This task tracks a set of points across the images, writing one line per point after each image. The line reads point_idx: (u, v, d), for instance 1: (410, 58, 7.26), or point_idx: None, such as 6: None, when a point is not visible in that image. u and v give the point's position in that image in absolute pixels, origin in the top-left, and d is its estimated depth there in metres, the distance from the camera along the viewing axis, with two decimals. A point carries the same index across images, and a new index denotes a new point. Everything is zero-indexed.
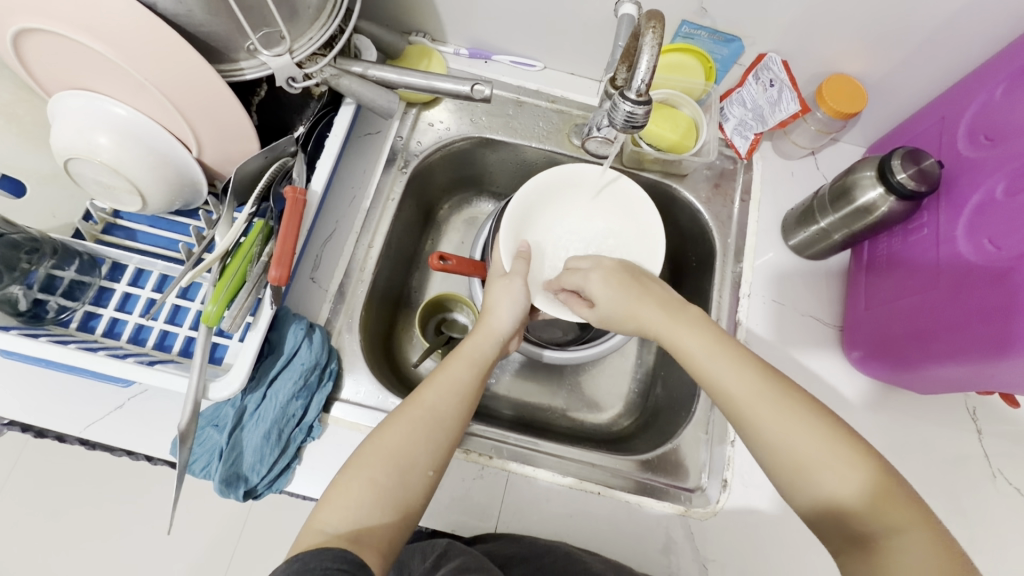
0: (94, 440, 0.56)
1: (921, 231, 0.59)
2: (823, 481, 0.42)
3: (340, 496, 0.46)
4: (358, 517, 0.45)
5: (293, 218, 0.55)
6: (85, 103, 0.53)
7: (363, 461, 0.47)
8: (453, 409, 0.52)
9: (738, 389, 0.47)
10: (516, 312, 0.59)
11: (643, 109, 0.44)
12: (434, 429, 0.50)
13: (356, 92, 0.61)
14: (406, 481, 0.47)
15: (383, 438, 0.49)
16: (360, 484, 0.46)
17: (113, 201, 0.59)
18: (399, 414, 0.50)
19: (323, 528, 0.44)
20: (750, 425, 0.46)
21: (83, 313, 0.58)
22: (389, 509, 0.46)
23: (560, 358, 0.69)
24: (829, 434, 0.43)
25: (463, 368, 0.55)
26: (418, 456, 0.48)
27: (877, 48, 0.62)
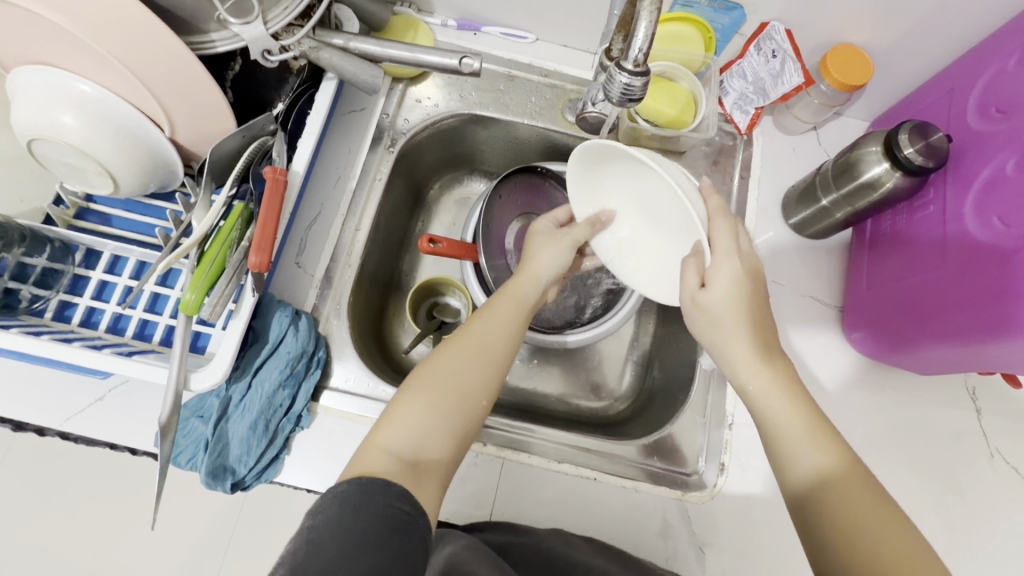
0: (76, 434, 0.55)
1: (927, 208, 0.57)
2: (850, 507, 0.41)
3: (404, 420, 0.45)
4: (419, 442, 0.45)
5: (274, 200, 0.52)
6: (44, 78, 0.49)
7: (420, 384, 0.47)
8: (509, 344, 0.52)
9: (762, 396, 0.46)
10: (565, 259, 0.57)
11: (640, 81, 0.41)
12: (490, 361, 0.50)
13: (337, 66, 0.57)
14: (466, 409, 0.47)
15: (441, 364, 0.48)
16: (418, 410, 0.46)
17: (84, 184, 0.56)
18: (455, 343, 0.50)
19: (385, 447, 0.44)
20: (751, 392, 0.47)
21: (58, 303, 0.56)
22: (448, 440, 0.46)
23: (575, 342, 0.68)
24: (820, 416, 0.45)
25: (515, 300, 0.54)
26: (475, 387, 0.48)
27: (885, 17, 0.59)
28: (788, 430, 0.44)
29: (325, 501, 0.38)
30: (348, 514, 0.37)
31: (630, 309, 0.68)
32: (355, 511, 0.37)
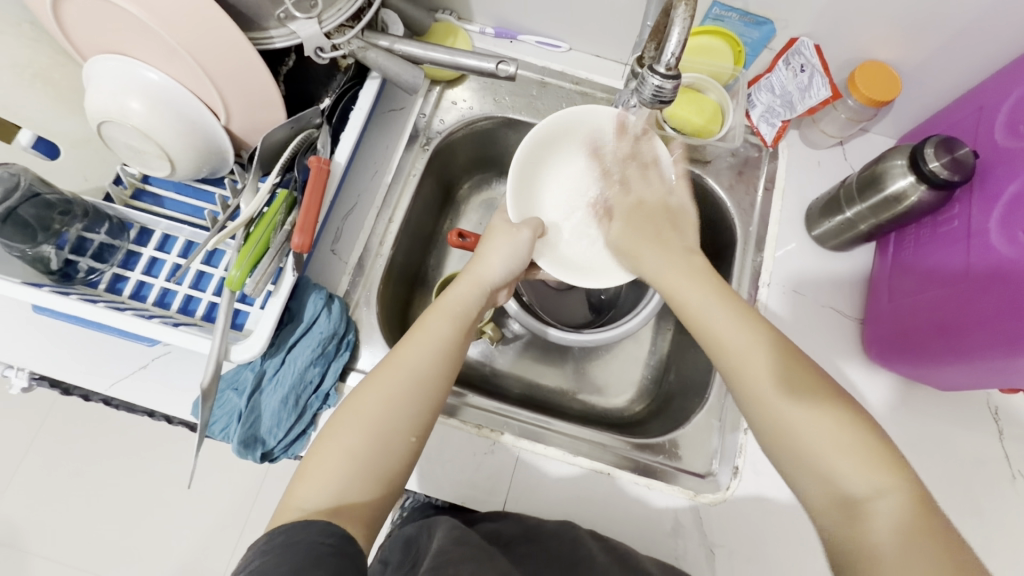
0: (120, 399, 0.58)
1: (952, 223, 0.57)
2: (836, 464, 0.41)
3: (317, 474, 0.45)
4: (338, 491, 0.45)
5: (317, 187, 0.56)
6: (116, 66, 0.53)
7: (340, 429, 0.47)
8: (440, 367, 0.51)
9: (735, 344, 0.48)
10: (509, 263, 0.57)
11: (671, 84, 0.43)
12: (412, 387, 0.49)
13: (381, 65, 0.60)
14: (388, 448, 0.47)
15: (359, 401, 0.48)
16: (334, 453, 0.46)
17: (143, 166, 0.60)
18: (379, 375, 0.50)
19: (301, 504, 0.44)
20: (711, 333, 0.50)
21: (111, 275, 0.59)
22: (370, 484, 0.46)
23: (562, 338, 0.69)
24: (835, 409, 0.44)
25: (450, 321, 0.54)
26: (398, 421, 0.48)
27: (915, 35, 0.60)
28: (756, 378, 0.46)
29: (249, 558, 0.38)
30: (271, 557, 0.37)
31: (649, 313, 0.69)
32: (278, 551, 0.37)
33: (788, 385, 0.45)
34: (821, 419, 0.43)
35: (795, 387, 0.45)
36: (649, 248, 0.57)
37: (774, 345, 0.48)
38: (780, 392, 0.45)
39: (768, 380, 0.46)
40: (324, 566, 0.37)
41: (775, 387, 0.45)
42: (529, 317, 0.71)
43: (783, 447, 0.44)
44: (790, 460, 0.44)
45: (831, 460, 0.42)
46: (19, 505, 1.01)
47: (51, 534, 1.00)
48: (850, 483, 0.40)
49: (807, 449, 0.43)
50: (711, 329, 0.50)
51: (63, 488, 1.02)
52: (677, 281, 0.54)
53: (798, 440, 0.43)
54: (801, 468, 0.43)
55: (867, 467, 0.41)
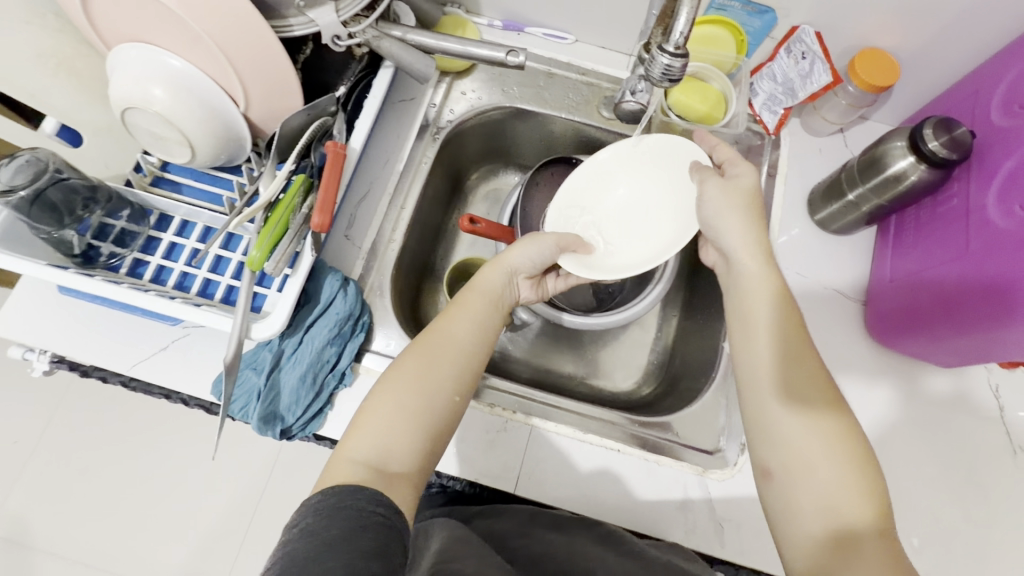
0: (140, 379, 0.59)
1: (951, 201, 0.59)
2: (825, 494, 0.44)
3: (367, 428, 0.46)
4: (387, 454, 0.45)
5: (334, 171, 0.57)
6: (139, 54, 0.55)
7: (383, 395, 0.48)
8: (470, 354, 0.53)
9: (763, 366, 0.50)
10: (538, 256, 0.58)
11: (680, 62, 0.44)
12: (449, 368, 0.51)
13: (395, 54, 0.62)
14: (431, 420, 0.48)
15: (406, 368, 0.50)
16: (386, 413, 0.47)
17: (164, 153, 0.61)
18: (416, 351, 0.51)
19: (352, 458, 0.45)
20: (745, 348, 0.52)
21: (132, 260, 0.61)
22: (417, 454, 0.47)
23: (578, 323, 0.72)
24: (850, 449, 0.46)
25: (487, 296, 0.57)
26: (440, 396, 0.49)
27: (912, 22, 0.62)
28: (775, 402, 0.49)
29: (300, 514, 0.39)
30: (321, 518, 0.38)
31: (655, 297, 0.72)
32: (327, 514, 0.39)
33: (808, 412, 0.47)
34: (839, 467, 0.45)
35: (820, 422, 0.47)
36: (736, 218, 0.55)
37: (812, 386, 0.49)
38: (795, 417, 0.48)
39: (793, 408, 0.48)
40: (373, 534, 0.38)
41: (796, 412, 0.48)
42: (541, 303, 0.73)
43: (786, 476, 0.47)
44: (785, 483, 0.47)
45: (827, 500, 0.44)
46: (32, 497, 1.02)
47: (63, 527, 1.01)
48: (841, 513, 0.43)
49: (807, 485, 0.45)
50: (749, 348, 0.52)
51: (76, 481, 1.03)
52: (750, 301, 0.53)
53: (797, 463, 0.46)
54: (792, 492, 0.46)
55: (862, 505, 0.44)
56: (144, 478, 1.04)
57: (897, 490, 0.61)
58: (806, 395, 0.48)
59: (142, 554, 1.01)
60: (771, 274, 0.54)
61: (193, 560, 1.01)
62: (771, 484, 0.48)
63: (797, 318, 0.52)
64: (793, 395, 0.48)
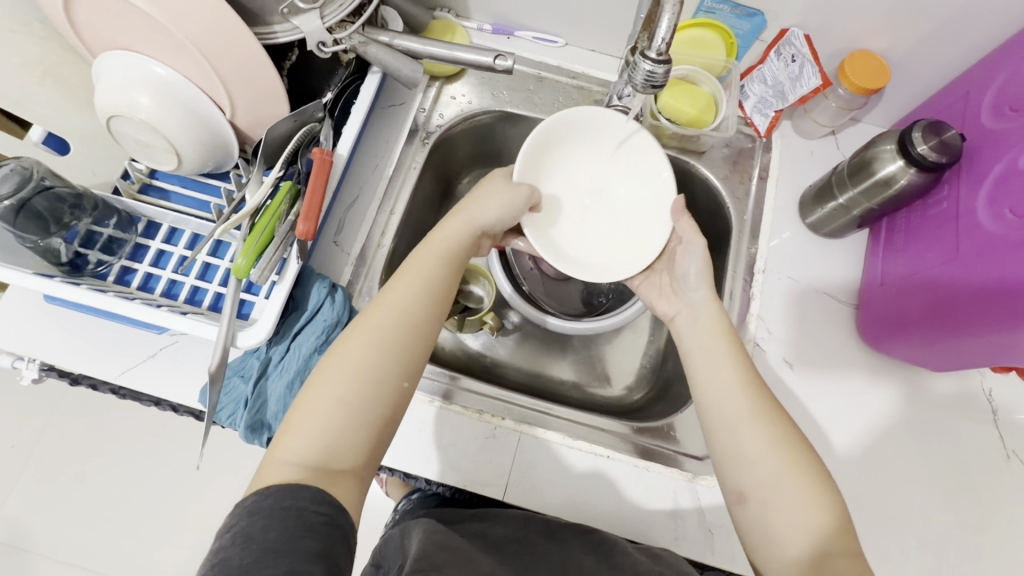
0: (128, 387, 0.59)
1: (941, 205, 0.59)
2: (791, 508, 0.45)
3: (306, 424, 0.45)
4: (326, 448, 0.45)
5: (320, 178, 0.57)
6: (124, 62, 0.54)
7: (322, 384, 0.47)
8: (421, 326, 0.52)
9: (723, 390, 0.51)
10: (503, 210, 0.58)
11: (662, 68, 0.44)
12: (397, 344, 0.50)
13: (382, 60, 0.61)
14: (377, 399, 0.47)
15: (344, 357, 0.48)
16: (322, 410, 0.46)
17: (151, 160, 0.61)
18: (359, 328, 0.50)
19: (287, 459, 0.44)
20: (703, 375, 0.53)
21: (120, 267, 0.61)
22: (359, 444, 0.46)
23: (561, 326, 0.72)
24: (814, 475, 0.46)
25: (435, 256, 0.55)
26: (386, 375, 0.48)
27: (902, 24, 0.61)
28: (735, 422, 0.50)
29: (235, 517, 0.40)
30: (262, 522, 0.39)
31: (644, 302, 0.72)
32: (266, 515, 0.39)
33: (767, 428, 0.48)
34: (805, 492, 0.45)
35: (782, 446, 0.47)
36: (707, 273, 0.58)
37: (774, 413, 0.49)
38: (760, 436, 0.48)
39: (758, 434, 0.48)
40: (314, 536, 0.39)
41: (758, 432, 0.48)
42: (524, 303, 0.74)
43: (760, 501, 0.46)
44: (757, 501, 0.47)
45: (798, 524, 0.44)
46: (26, 503, 1.02)
47: (59, 533, 1.01)
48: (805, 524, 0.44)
49: (779, 511, 0.45)
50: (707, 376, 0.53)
51: (71, 487, 1.03)
52: (709, 339, 0.55)
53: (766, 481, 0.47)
54: (757, 507, 0.47)
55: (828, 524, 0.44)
56: (140, 483, 1.04)
57: (889, 497, 0.60)
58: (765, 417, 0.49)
59: (138, 560, 1.01)
60: (722, 314, 0.56)
61: (189, 566, 1.01)
62: (744, 509, 0.47)
63: (748, 355, 0.54)
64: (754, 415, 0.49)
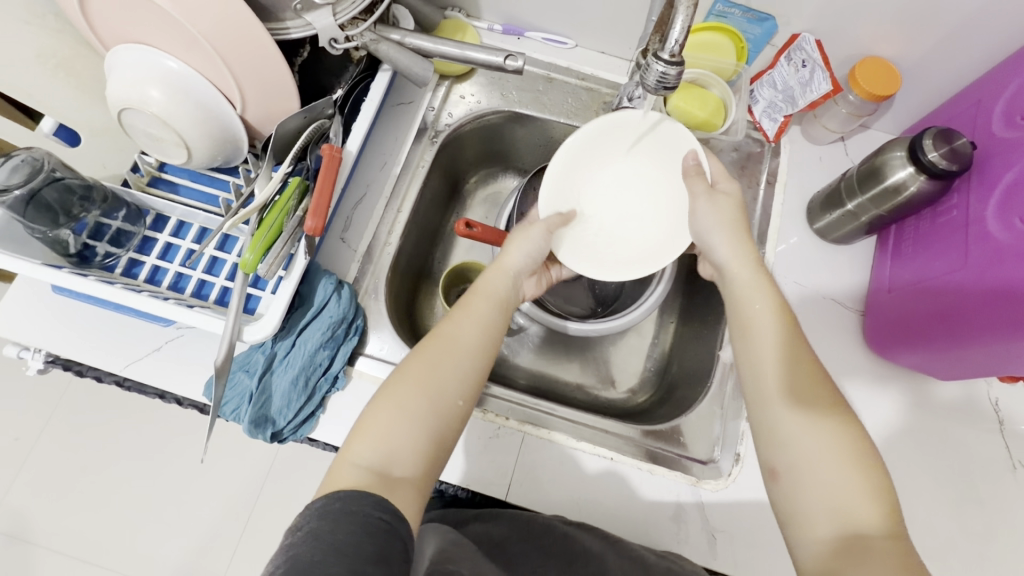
0: (133, 379, 0.59)
1: (951, 213, 0.59)
2: (836, 495, 0.42)
3: (373, 429, 0.45)
4: (390, 453, 0.44)
5: (329, 174, 0.57)
6: (136, 55, 0.55)
7: (390, 392, 0.47)
8: (484, 344, 0.52)
9: (763, 369, 0.49)
10: (529, 255, 0.58)
11: (675, 70, 0.44)
12: (463, 356, 0.50)
13: (392, 58, 0.62)
14: (442, 410, 0.47)
15: (411, 369, 0.48)
16: (389, 417, 0.46)
17: (161, 153, 0.61)
18: (427, 342, 0.51)
19: (355, 461, 0.43)
20: (745, 350, 0.51)
21: (128, 259, 0.61)
22: (423, 452, 0.46)
23: (583, 330, 0.71)
24: (852, 455, 0.44)
25: (496, 293, 0.56)
26: (450, 384, 0.48)
27: (914, 30, 0.61)
28: (772, 400, 0.48)
29: (305, 517, 0.38)
30: (325, 523, 0.37)
31: (650, 304, 0.71)
32: (334, 518, 0.38)
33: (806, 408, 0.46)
34: (847, 481, 0.43)
35: (821, 423, 0.45)
36: (725, 234, 0.55)
37: (813, 395, 0.47)
38: (798, 416, 0.46)
39: (802, 416, 0.46)
40: (377, 542, 0.37)
41: (798, 412, 0.46)
42: (546, 313, 0.72)
43: (795, 483, 0.45)
44: (794, 481, 0.45)
45: (841, 514, 0.42)
46: (28, 493, 1.02)
47: (60, 525, 1.01)
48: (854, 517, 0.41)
49: (815, 494, 0.43)
50: (751, 352, 0.51)
51: (73, 479, 1.03)
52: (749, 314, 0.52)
53: (805, 462, 0.44)
54: (797, 490, 0.44)
55: (870, 506, 0.42)
56: (143, 476, 1.04)
57: None
58: (805, 396, 0.47)
59: (139, 553, 1.01)
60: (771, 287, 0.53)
61: (188, 560, 1.01)
62: (778, 486, 0.46)
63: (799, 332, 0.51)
64: (793, 393, 0.47)
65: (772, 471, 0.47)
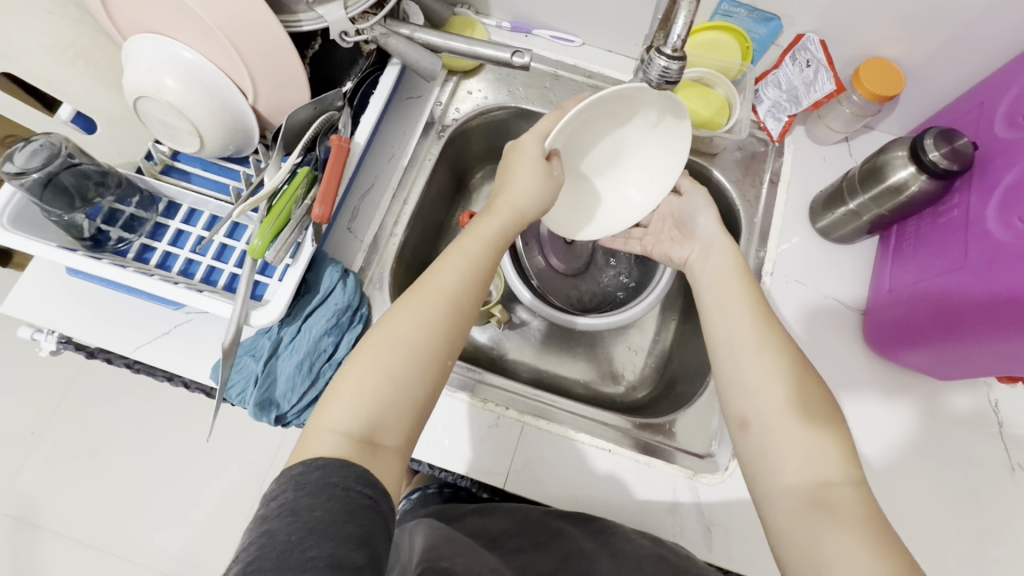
0: (143, 361, 0.61)
1: (951, 213, 0.59)
2: (801, 447, 0.44)
3: (351, 394, 0.45)
4: (370, 416, 0.44)
5: (337, 165, 0.59)
6: (151, 45, 0.56)
7: (370, 350, 0.47)
8: (468, 296, 0.51)
9: (734, 330, 0.53)
10: (537, 189, 0.54)
11: (677, 64, 0.45)
12: (447, 312, 0.49)
13: (402, 52, 0.63)
14: (423, 369, 0.47)
15: (391, 327, 0.47)
16: (367, 381, 0.45)
17: (174, 142, 0.63)
18: (408, 299, 0.49)
19: (334, 428, 0.43)
20: (719, 312, 0.55)
21: (140, 245, 0.62)
22: (404, 414, 0.46)
23: (591, 325, 0.71)
24: (816, 398, 0.47)
25: (480, 244, 0.53)
26: (431, 344, 0.48)
27: (919, 32, 0.62)
28: (736, 354, 0.51)
29: (282, 487, 0.39)
30: (305, 497, 0.38)
31: (653, 300, 0.72)
32: (311, 492, 0.39)
33: (776, 369, 0.49)
34: (814, 432, 0.45)
35: (784, 371, 0.48)
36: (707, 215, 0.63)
37: (779, 353, 0.50)
38: (765, 367, 0.49)
39: (777, 381, 0.48)
40: (358, 523, 0.38)
41: (764, 364, 0.49)
42: (550, 308, 0.72)
43: (763, 430, 0.47)
44: (762, 431, 0.47)
45: (807, 463, 0.44)
46: (37, 477, 1.04)
47: (68, 509, 1.03)
48: (825, 472, 0.43)
49: (782, 441, 0.45)
50: (723, 312, 0.55)
51: (81, 464, 1.05)
52: (724, 280, 0.57)
53: (771, 412, 0.47)
54: (768, 440, 0.46)
55: (836, 459, 0.43)
56: (148, 462, 1.06)
57: (889, 505, 0.60)
58: (775, 354, 0.50)
59: (142, 539, 1.02)
60: (736, 257, 0.58)
61: (192, 546, 1.02)
62: (748, 436, 0.48)
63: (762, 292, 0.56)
64: (763, 352, 0.50)
65: (741, 423, 0.49)
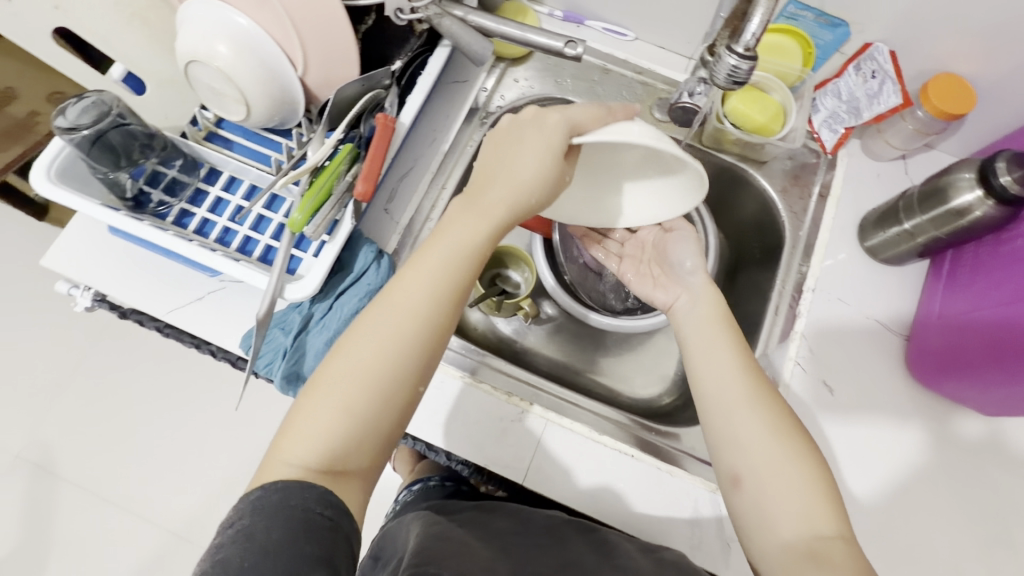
0: (174, 325, 0.61)
1: (1016, 241, 0.56)
2: (788, 507, 0.45)
3: (307, 424, 0.43)
4: (325, 447, 0.43)
5: (381, 143, 0.58)
6: (206, 9, 0.56)
7: (325, 376, 0.44)
8: (434, 307, 0.47)
9: (726, 385, 0.51)
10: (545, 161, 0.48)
11: (747, 64, 0.43)
12: (407, 323, 0.46)
13: (453, 33, 0.61)
14: (387, 392, 0.45)
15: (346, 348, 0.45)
16: (324, 420, 0.43)
17: (220, 108, 0.63)
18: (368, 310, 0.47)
19: (288, 460, 0.42)
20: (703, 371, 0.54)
21: (179, 210, 0.62)
22: (362, 445, 0.44)
23: (605, 321, 0.76)
24: (808, 458, 0.46)
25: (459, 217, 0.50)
26: (386, 360, 0.45)
27: (996, 48, 0.59)
28: (729, 417, 0.50)
29: (239, 513, 0.39)
30: (260, 521, 0.38)
31: None
32: (267, 514, 0.38)
33: (772, 434, 0.48)
34: (806, 492, 0.45)
35: (781, 442, 0.47)
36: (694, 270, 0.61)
37: (766, 407, 0.49)
38: (759, 432, 0.48)
39: (744, 420, 0.49)
40: (316, 543, 0.38)
41: (758, 431, 0.48)
42: (569, 299, 0.78)
43: (753, 487, 0.47)
44: (750, 489, 0.47)
45: (796, 513, 0.44)
46: (59, 428, 1.07)
47: (86, 462, 1.05)
48: (818, 527, 0.43)
49: (773, 497, 0.45)
50: (711, 369, 0.53)
51: (101, 419, 1.07)
52: (704, 324, 0.57)
53: (763, 472, 0.47)
54: (749, 495, 0.47)
55: (829, 516, 0.44)
56: (167, 424, 1.07)
57: (919, 537, 0.58)
58: (764, 406, 0.49)
59: (156, 498, 1.04)
60: (719, 299, 0.58)
61: (203, 508, 1.04)
62: (740, 491, 0.48)
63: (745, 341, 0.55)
64: (753, 407, 0.50)
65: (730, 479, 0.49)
